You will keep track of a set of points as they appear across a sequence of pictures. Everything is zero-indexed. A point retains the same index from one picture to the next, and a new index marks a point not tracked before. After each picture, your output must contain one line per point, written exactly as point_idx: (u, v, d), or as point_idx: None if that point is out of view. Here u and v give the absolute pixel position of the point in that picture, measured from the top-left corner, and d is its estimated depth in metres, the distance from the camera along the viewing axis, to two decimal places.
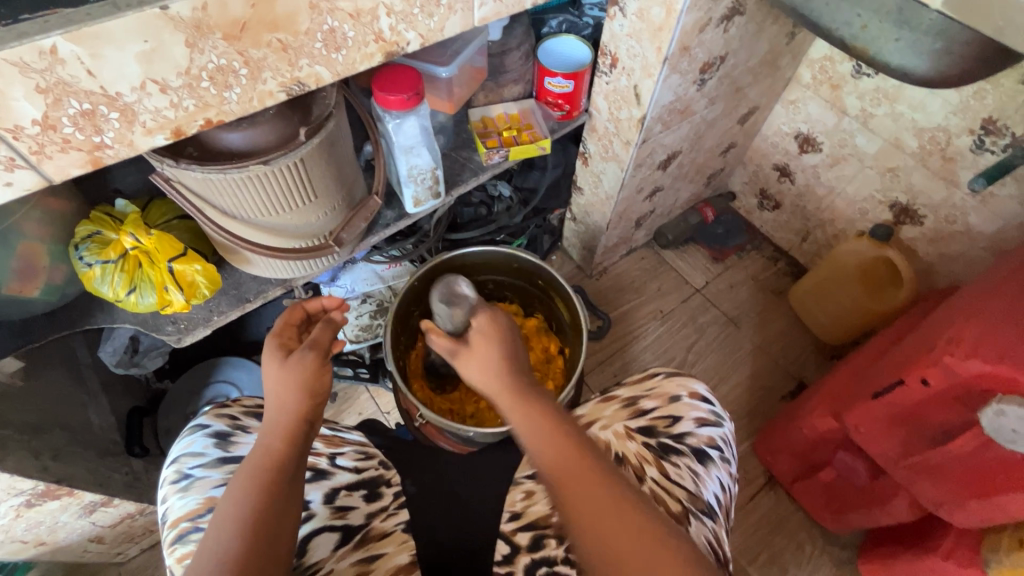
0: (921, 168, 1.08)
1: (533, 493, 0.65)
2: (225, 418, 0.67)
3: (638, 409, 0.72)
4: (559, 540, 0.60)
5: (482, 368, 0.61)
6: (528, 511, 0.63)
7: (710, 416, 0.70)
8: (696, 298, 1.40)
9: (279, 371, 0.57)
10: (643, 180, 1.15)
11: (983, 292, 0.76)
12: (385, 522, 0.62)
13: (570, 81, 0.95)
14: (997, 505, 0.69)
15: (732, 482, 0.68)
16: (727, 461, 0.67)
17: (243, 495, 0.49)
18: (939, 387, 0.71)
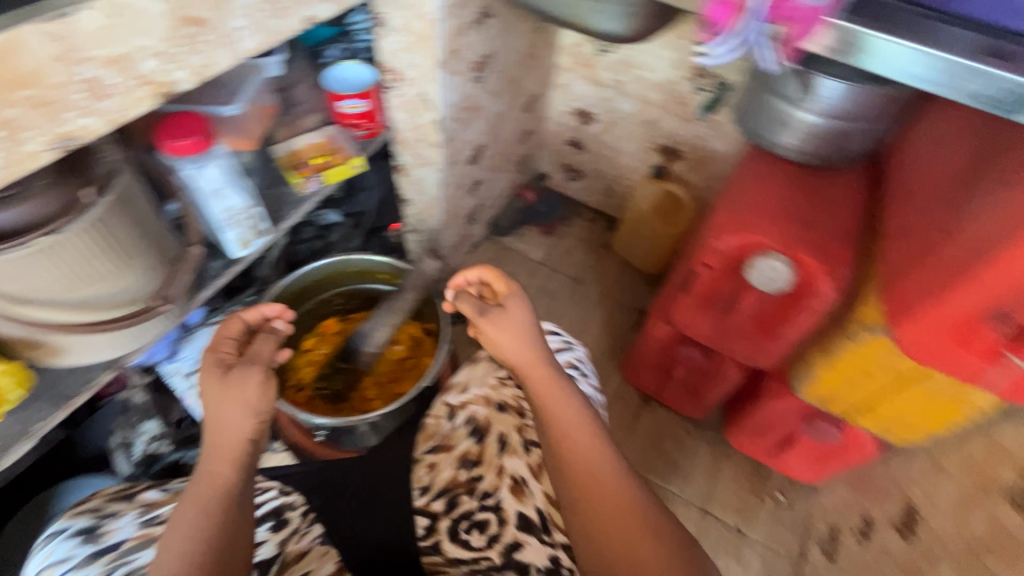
0: (668, 115, 1.35)
1: (436, 463, 0.73)
2: (86, 513, 0.63)
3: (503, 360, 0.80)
4: (470, 493, 0.69)
5: (518, 341, 0.69)
6: (437, 481, 0.71)
7: (561, 343, 0.81)
8: (541, 270, 1.55)
9: (222, 390, 0.63)
10: (461, 177, 1.26)
11: (727, 187, 0.98)
12: (300, 541, 0.66)
13: (363, 100, 1.03)
14: (782, 338, 0.91)
15: (597, 391, 0.79)
16: (586, 375, 0.79)
17: (196, 521, 0.56)
18: (717, 266, 0.90)
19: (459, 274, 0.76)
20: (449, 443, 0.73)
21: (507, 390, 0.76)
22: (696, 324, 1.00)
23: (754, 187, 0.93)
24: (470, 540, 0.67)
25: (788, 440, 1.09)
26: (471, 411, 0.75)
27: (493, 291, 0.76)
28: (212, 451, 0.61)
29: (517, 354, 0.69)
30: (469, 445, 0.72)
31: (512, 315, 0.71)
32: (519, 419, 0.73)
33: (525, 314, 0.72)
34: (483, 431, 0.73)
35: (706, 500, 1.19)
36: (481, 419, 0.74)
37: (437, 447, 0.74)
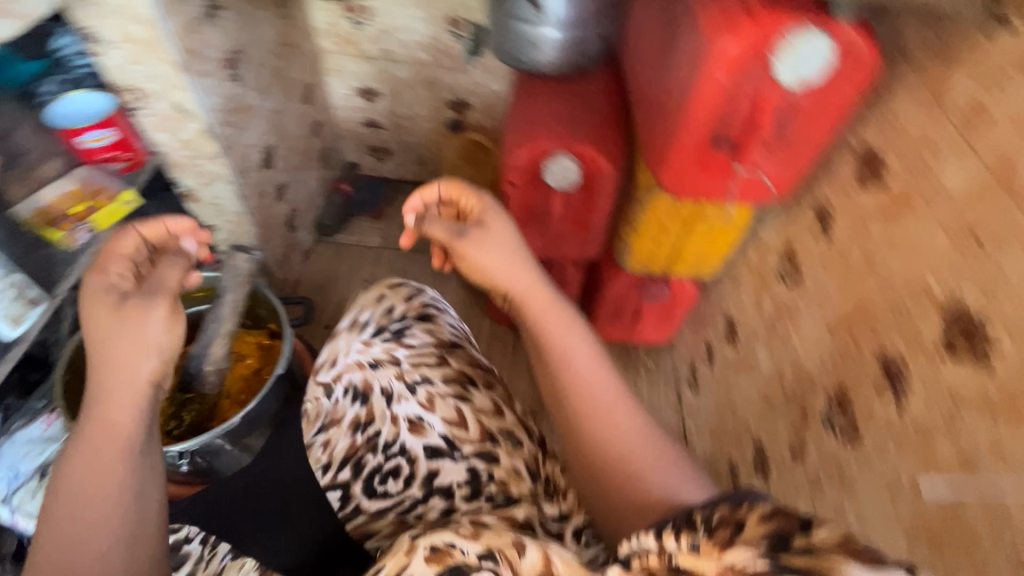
0: (443, 70, 1.38)
1: (329, 440, 0.73)
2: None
3: (359, 323, 0.79)
4: (372, 451, 0.70)
5: (510, 265, 0.69)
6: (335, 456, 0.72)
7: (410, 288, 0.82)
8: (382, 253, 1.54)
9: (117, 328, 0.57)
10: (259, 183, 1.19)
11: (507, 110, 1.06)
12: (210, 565, 0.66)
13: (107, 129, 0.94)
14: (595, 225, 1.04)
15: (459, 321, 0.81)
16: (444, 309, 0.81)
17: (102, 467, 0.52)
18: (521, 181, 0.99)
19: (419, 193, 0.76)
20: (335, 417, 0.74)
21: (374, 348, 0.75)
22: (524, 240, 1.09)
23: (528, 102, 1.02)
24: (387, 489, 0.69)
25: (637, 310, 1.24)
26: (346, 380, 0.75)
27: (460, 209, 0.76)
28: (104, 397, 0.55)
29: (510, 277, 0.69)
30: (356, 411, 0.73)
31: (492, 236, 0.71)
32: (395, 368, 0.73)
33: (506, 238, 0.72)
34: (365, 392, 0.73)
35: None
36: (359, 384, 0.74)
37: (325, 425, 0.75)
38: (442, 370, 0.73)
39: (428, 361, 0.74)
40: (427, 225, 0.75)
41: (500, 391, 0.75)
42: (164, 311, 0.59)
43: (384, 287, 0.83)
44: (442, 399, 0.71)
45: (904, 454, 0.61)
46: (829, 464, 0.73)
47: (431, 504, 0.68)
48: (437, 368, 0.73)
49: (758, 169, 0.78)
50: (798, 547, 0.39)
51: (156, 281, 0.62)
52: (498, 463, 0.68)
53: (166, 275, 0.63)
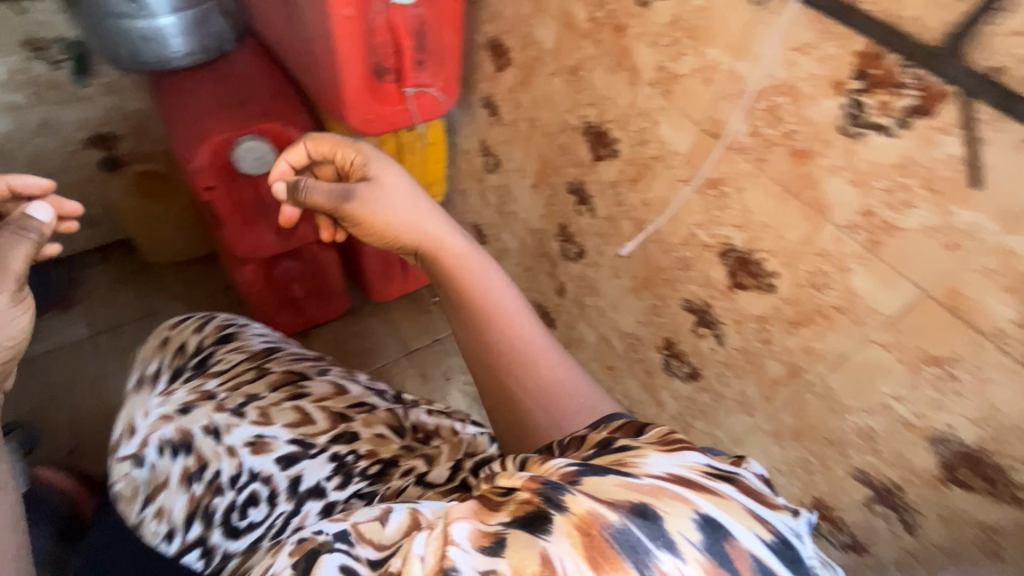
0: (48, 104, 1.06)
1: (163, 508, 0.62)
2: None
3: (151, 378, 0.71)
4: (218, 491, 0.60)
5: (408, 221, 0.61)
6: (177, 519, 0.60)
7: (197, 320, 0.76)
8: (99, 338, 1.23)
9: None
10: None
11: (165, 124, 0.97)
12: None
13: None
14: None
15: (263, 332, 0.77)
16: (246, 326, 0.76)
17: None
18: (218, 181, 0.91)
19: (283, 155, 0.67)
20: (160, 482, 0.63)
21: (177, 394, 0.66)
22: (258, 241, 1.01)
23: (180, 101, 0.93)
24: (252, 520, 0.58)
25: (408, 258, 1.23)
26: (153, 440, 0.64)
27: (337, 165, 0.67)
28: None
29: (416, 230, 0.61)
30: (181, 468, 0.62)
31: (381, 190, 0.62)
32: (210, 402, 0.64)
33: (398, 188, 0.63)
34: (185, 441, 0.63)
35: (407, 347, 1.31)
36: (174, 436, 0.63)
37: (152, 498, 0.63)
38: (265, 380, 0.66)
39: (244, 377, 0.67)
40: (304, 190, 0.64)
41: (337, 371, 0.71)
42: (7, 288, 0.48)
43: (162, 332, 0.76)
44: (278, 406, 0.64)
45: (609, 242, 0.80)
46: (582, 282, 0.90)
47: (307, 513, 0.57)
48: (257, 381, 0.66)
49: (424, 85, 0.88)
50: (621, 448, 0.38)
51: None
52: (360, 438, 0.62)
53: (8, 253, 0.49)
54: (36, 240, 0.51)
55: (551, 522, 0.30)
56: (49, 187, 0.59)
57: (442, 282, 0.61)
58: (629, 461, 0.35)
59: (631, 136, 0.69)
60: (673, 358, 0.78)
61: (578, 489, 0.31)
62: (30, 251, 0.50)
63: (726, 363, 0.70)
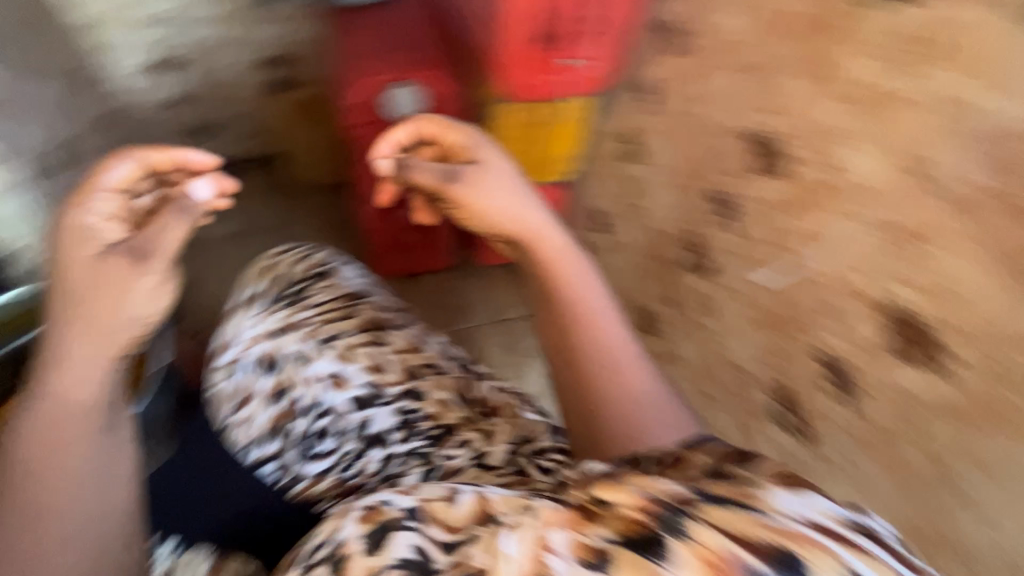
0: (243, 22, 1.22)
1: (246, 416, 0.69)
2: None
3: (255, 296, 0.74)
4: (297, 414, 0.67)
5: (509, 208, 0.63)
6: (256, 430, 0.68)
7: (297, 250, 0.80)
8: (236, 239, 1.38)
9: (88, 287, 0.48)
10: (48, 189, 0.98)
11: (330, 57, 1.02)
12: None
13: None
14: None
15: (358, 272, 0.81)
16: (341, 262, 0.81)
17: (67, 447, 0.47)
18: (364, 121, 0.94)
19: (390, 135, 0.67)
20: (247, 395, 0.69)
21: (274, 316, 0.71)
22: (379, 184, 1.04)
23: (351, 36, 0.97)
24: (318, 450, 0.67)
25: None
26: (245, 354, 0.70)
27: (443, 147, 0.69)
28: (62, 367, 0.47)
29: (522, 217, 0.63)
30: (265, 385, 0.68)
31: (493, 181, 0.65)
32: (300, 331, 0.70)
33: (511, 185, 0.65)
34: (271, 362, 0.68)
35: (498, 316, 1.32)
36: (265, 356, 0.69)
37: (237, 407, 0.69)
38: (351, 322, 0.71)
39: (335, 314, 0.72)
40: (409, 172, 0.66)
41: (416, 328, 0.75)
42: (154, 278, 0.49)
43: (263, 259, 0.80)
44: (359, 349, 0.69)
45: (748, 263, 0.77)
46: (698, 299, 0.85)
47: (370, 456, 0.66)
48: (346, 320, 0.71)
49: (584, 59, 0.84)
50: (735, 474, 0.37)
51: (151, 237, 0.50)
52: (426, 399, 0.68)
53: (160, 237, 0.50)
54: (195, 221, 0.51)
55: (666, 547, 0.29)
56: (214, 164, 0.57)
57: (539, 272, 0.63)
58: (750, 491, 0.33)
59: (816, 158, 0.69)
60: (787, 410, 0.75)
61: (700, 519, 0.31)
62: (182, 237, 0.50)
63: (855, 437, 0.68)
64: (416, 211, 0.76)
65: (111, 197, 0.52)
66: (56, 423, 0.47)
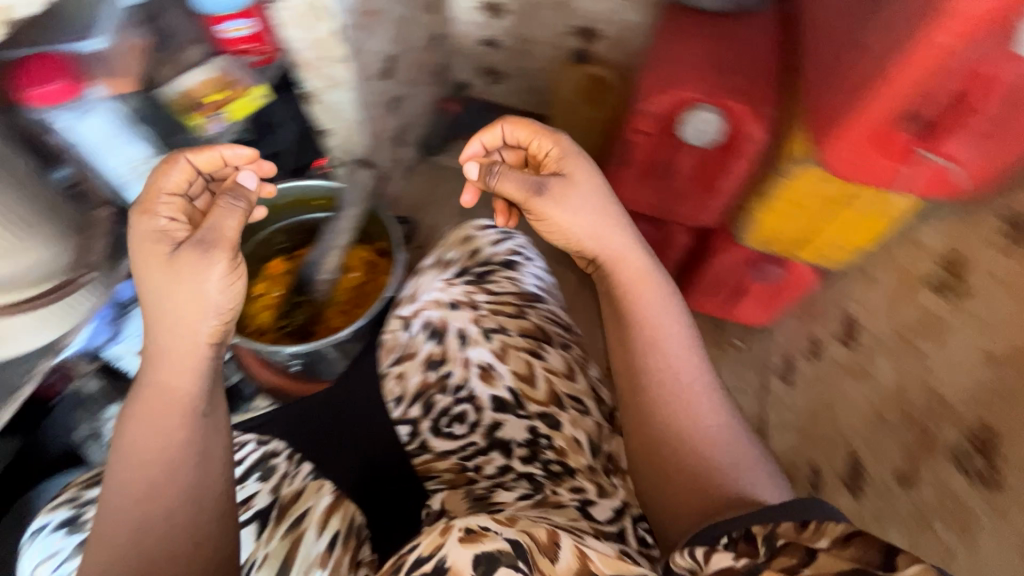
0: None
1: (403, 372, 0.72)
2: (61, 507, 0.63)
3: (445, 262, 0.81)
4: (444, 390, 0.69)
5: (590, 222, 0.68)
6: (409, 389, 0.71)
7: (499, 235, 0.83)
8: None
9: (168, 280, 0.55)
10: (376, 95, 1.18)
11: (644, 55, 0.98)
12: (292, 485, 0.65)
13: (247, 20, 0.91)
14: (720, 191, 0.95)
15: (540, 270, 0.82)
16: (530, 258, 0.82)
17: (159, 436, 0.55)
18: (653, 130, 0.90)
19: (480, 135, 0.73)
20: (411, 351, 0.73)
21: (454, 289, 0.76)
22: (636, 194, 1.03)
23: (678, 39, 0.91)
24: (450, 432, 0.68)
25: (741, 289, 1.16)
26: (427, 316, 0.74)
27: (529, 152, 0.73)
28: (168, 355, 0.56)
29: (599, 240, 0.68)
30: (431, 348, 0.72)
31: (576, 200, 0.68)
32: (472, 311, 0.73)
33: (591, 202, 0.68)
34: (440, 330, 0.72)
35: None
36: (436, 321, 0.73)
37: (401, 358, 0.73)
38: (518, 322, 0.71)
39: (505, 309, 0.73)
40: (494, 177, 0.68)
41: (574, 353, 0.72)
42: (223, 264, 0.55)
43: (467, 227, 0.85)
44: (516, 351, 0.69)
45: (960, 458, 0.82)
46: (946, 500, 0.84)
47: (491, 457, 0.66)
48: (513, 320, 0.72)
49: (954, 159, 0.68)
50: None
51: (212, 227, 0.56)
52: (560, 431, 0.65)
53: (224, 224, 0.57)
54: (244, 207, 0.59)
55: None
56: (252, 156, 0.64)
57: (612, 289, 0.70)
58: None
59: None
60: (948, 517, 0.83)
61: None
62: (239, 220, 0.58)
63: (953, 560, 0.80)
64: (497, 214, 0.76)
65: (171, 201, 0.60)
66: (161, 413, 0.55)
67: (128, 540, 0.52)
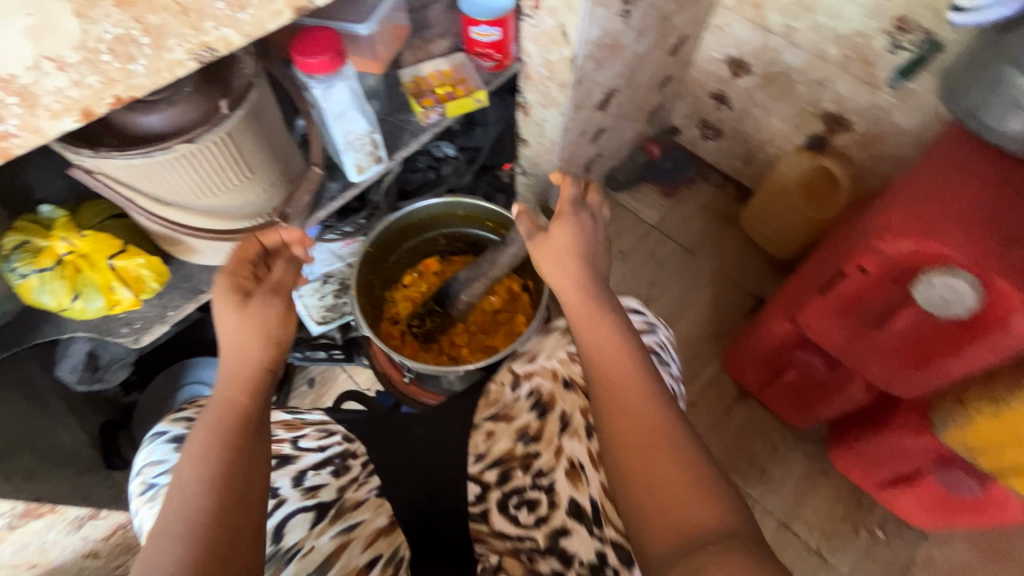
0: (846, 76, 1.13)
1: (494, 432, 0.68)
2: (181, 421, 0.66)
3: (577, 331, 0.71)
4: (525, 468, 0.64)
5: (568, 268, 0.64)
6: (493, 450, 0.67)
7: (644, 324, 0.71)
8: (654, 234, 1.46)
9: (240, 317, 0.58)
10: (586, 123, 1.16)
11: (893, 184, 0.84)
12: (357, 491, 0.65)
13: (496, 28, 0.95)
14: (937, 371, 0.76)
15: (676, 382, 0.69)
16: (667, 363, 0.68)
17: (207, 455, 0.51)
18: (876, 273, 0.76)
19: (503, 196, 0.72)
20: (511, 414, 0.68)
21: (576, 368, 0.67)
22: (827, 330, 0.88)
23: (949, 180, 0.75)
24: (517, 516, 0.63)
25: (909, 477, 0.94)
26: (537, 383, 0.68)
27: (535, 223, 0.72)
28: (232, 375, 0.56)
29: (565, 281, 0.64)
30: (530, 418, 0.66)
31: (553, 240, 0.66)
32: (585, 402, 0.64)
33: (567, 237, 0.65)
34: (547, 405, 0.66)
35: (789, 514, 1.12)
36: (545, 394, 0.67)
37: (497, 415, 0.69)
38: None
39: None
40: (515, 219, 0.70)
41: None
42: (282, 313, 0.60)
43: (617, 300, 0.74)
44: None
45: None
46: None
47: (545, 560, 0.61)
48: None
49: None
50: None
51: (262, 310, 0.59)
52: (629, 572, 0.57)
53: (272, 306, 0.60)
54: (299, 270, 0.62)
55: None
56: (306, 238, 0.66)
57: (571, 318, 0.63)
58: None
59: None
60: None
61: None
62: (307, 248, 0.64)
63: None
64: None
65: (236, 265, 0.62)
66: (221, 421, 0.53)
67: (170, 549, 0.46)
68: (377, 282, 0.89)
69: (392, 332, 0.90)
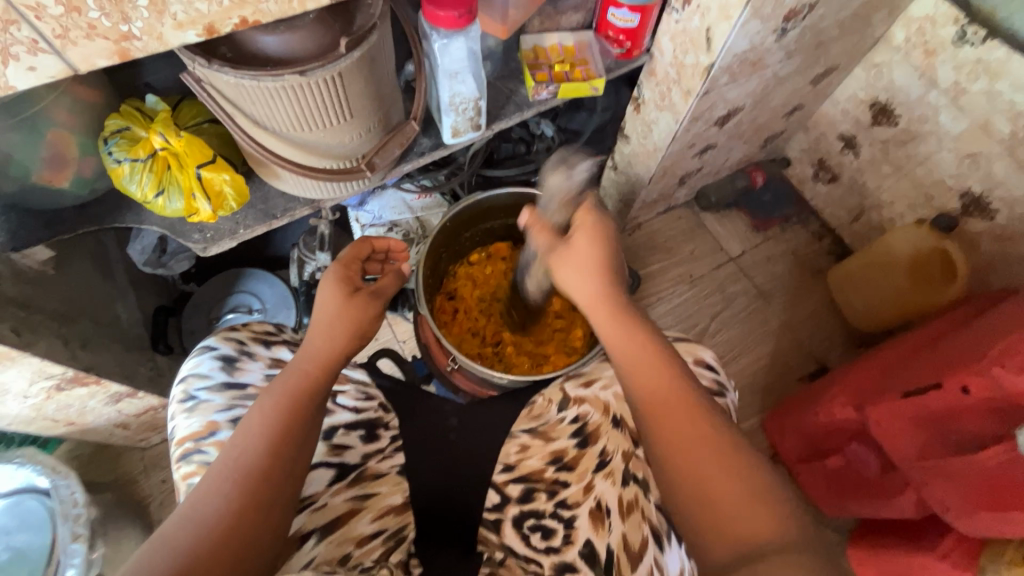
0: (1007, 158, 0.99)
1: (529, 447, 0.66)
2: (233, 341, 0.63)
3: None
4: (549, 495, 0.62)
5: (586, 273, 0.59)
6: (523, 465, 0.65)
7: (713, 384, 0.68)
8: (729, 267, 1.37)
9: (342, 304, 0.60)
10: (697, 136, 1.07)
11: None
12: (381, 463, 0.64)
13: (636, 15, 0.87)
14: (1009, 521, 0.66)
15: None
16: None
17: (271, 418, 0.52)
18: (978, 397, 0.71)
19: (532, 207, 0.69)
20: (550, 435, 0.66)
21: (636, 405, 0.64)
22: (893, 437, 0.81)
23: None
24: (529, 538, 0.61)
25: None
26: (585, 411, 0.66)
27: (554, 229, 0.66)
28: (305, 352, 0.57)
29: (587, 289, 0.59)
30: (568, 445, 0.64)
31: (578, 253, 0.60)
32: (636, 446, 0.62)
33: (594, 251, 0.59)
34: (589, 437, 0.64)
35: None
36: (591, 424, 0.65)
37: (536, 432, 0.67)
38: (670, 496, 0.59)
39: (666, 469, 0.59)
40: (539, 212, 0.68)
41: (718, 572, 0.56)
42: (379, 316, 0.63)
43: (690, 349, 0.71)
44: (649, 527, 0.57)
45: None
46: None
47: None
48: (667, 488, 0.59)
49: None
50: None
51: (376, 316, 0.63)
52: None
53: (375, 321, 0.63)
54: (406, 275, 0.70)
55: None
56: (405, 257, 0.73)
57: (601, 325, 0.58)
58: None
59: None
60: None
61: None
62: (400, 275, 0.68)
63: None
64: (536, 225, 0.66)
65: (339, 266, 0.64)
66: (292, 390, 0.54)
67: (224, 486, 0.48)
68: (445, 255, 0.91)
69: (445, 307, 0.92)
